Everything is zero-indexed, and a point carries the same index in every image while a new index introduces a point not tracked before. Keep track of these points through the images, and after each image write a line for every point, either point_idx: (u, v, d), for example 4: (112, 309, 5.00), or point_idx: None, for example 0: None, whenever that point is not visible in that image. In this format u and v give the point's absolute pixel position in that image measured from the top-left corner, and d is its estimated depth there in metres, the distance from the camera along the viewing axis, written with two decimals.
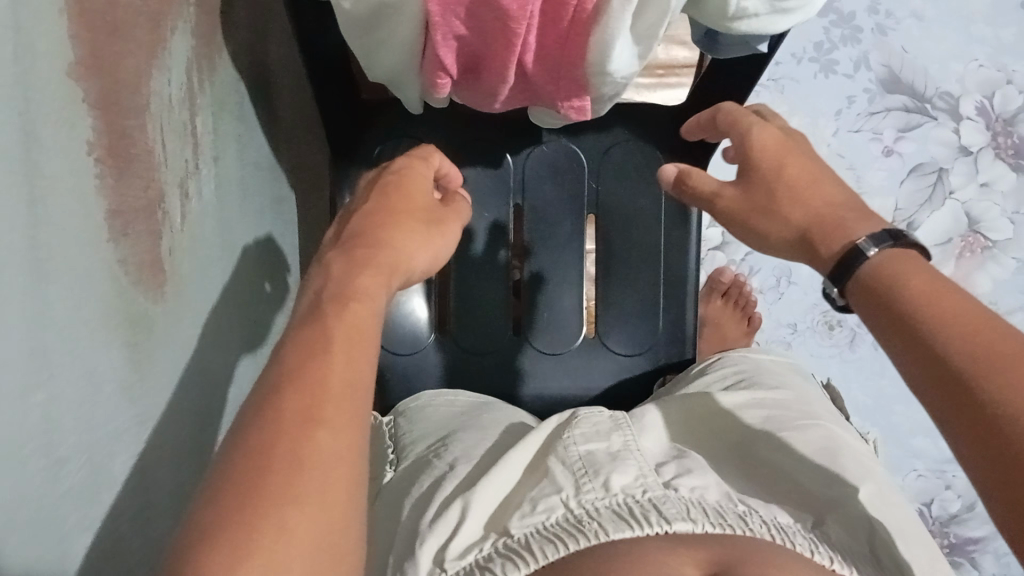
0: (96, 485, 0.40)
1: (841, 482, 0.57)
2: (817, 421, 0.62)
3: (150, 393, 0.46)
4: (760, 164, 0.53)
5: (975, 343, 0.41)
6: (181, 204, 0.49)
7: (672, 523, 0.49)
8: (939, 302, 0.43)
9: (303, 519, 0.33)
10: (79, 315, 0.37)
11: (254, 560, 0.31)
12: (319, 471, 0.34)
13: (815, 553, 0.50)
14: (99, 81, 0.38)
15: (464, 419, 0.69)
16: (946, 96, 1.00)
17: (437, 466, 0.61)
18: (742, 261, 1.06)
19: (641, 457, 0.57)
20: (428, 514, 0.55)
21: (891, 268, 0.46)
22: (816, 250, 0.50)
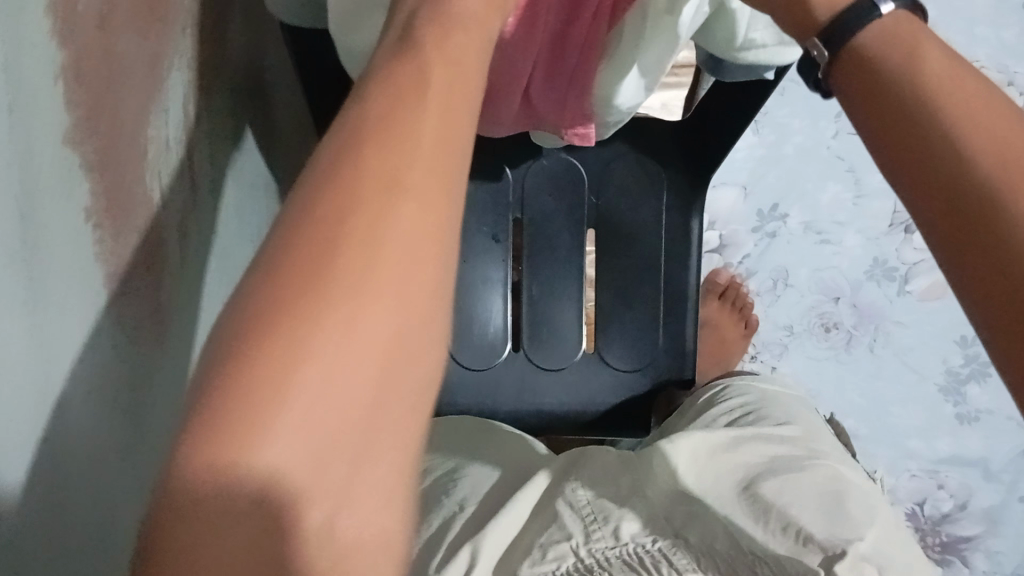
0: (89, 539, 0.40)
1: (848, 511, 0.55)
2: (825, 460, 0.61)
3: (148, 438, 0.46)
4: None
5: (1001, 136, 0.32)
6: (177, 242, 0.48)
7: (683, 573, 0.51)
8: (935, 91, 0.33)
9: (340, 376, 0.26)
10: (73, 382, 0.36)
11: (302, 369, 0.26)
12: (364, 310, 0.27)
13: None
14: (98, 137, 0.37)
15: (472, 446, 0.70)
16: None
17: (446, 505, 0.61)
18: (739, 264, 1.05)
19: (641, 510, 0.58)
20: (435, 560, 0.56)
21: (893, 42, 0.35)
22: (813, 20, 0.39)
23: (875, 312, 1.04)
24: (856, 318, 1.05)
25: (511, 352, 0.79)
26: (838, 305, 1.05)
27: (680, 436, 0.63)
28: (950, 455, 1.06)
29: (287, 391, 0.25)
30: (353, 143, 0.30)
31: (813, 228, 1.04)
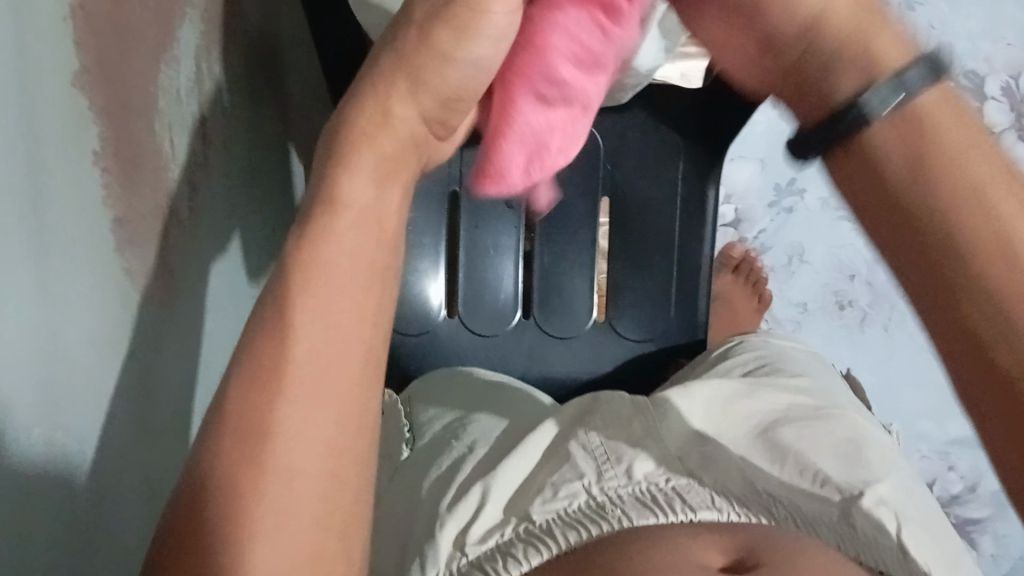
0: (99, 497, 0.39)
1: (865, 462, 0.62)
2: (839, 410, 0.67)
3: (152, 396, 0.45)
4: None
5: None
6: (187, 198, 0.48)
7: (694, 512, 0.57)
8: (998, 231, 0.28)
9: (316, 403, 0.35)
10: (81, 332, 0.36)
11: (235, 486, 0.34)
12: (329, 348, 0.36)
13: (838, 544, 0.58)
14: (105, 86, 0.37)
15: (483, 394, 0.72)
16: (970, 74, 0.99)
17: (456, 447, 0.66)
18: (755, 238, 1.05)
19: (664, 447, 0.64)
20: (447, 497, 0.61)
21: (902, 136, 0.29)
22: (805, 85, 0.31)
23: (890, 291, 1.03)
24: (871, 297, 1.04)
25: (521, 319, 0.79)
26: (853, 282, 1.04)
27: (690, 390, 0.68)
28: (962, 437, 1.06)
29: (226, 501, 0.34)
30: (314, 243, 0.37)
31: (831, 204, 1.03)
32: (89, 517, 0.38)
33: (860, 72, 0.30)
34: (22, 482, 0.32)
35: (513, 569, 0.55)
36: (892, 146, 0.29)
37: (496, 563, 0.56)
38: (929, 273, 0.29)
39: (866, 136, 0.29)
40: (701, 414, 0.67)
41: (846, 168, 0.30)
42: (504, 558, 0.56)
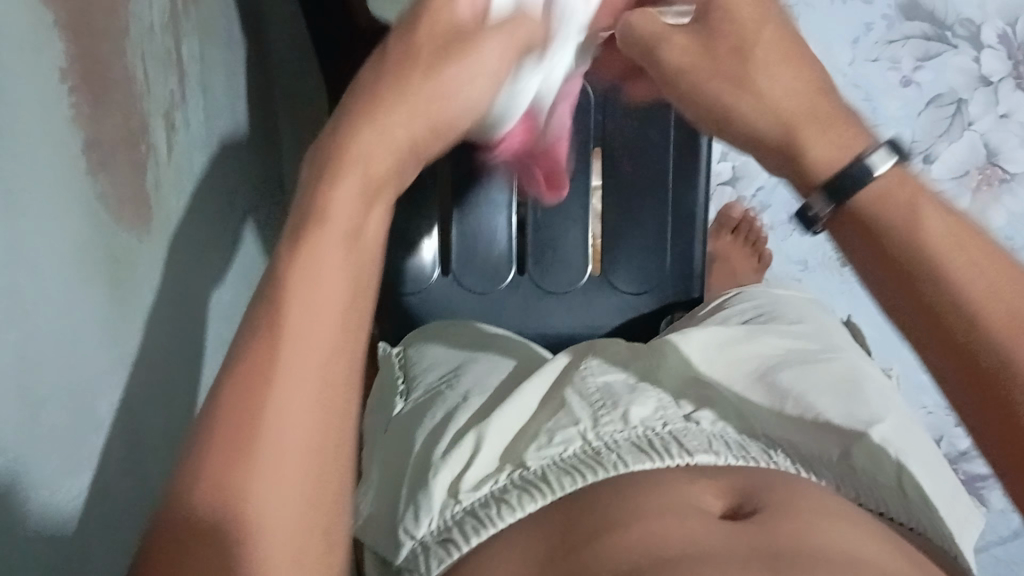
0: (84, 431, 0.38)
1: (866, 403, 0.60)
2: (838, 354, 0.66)
3: (134, 333, 0.44)
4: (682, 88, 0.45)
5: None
6: (165, 136, 0.47)
7: (693, 455, 0.55)
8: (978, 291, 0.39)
9: (316, 355, 0.34)
10: (53, 256, 0.35)
11: (234, 492, 0.32)
12: (334, 298, 0.35)
13: (839, 488, 0.56)
14: (70, 2, 0.36)
15: (476, 348, 0.71)
16: (967, 23, 0.96)
17: (450, 397, 0.65)
18: (753, 196, 1.03)
19: (662, 389, 0.62)
20: (441, 446, 0.60)
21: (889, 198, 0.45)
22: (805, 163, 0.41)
23: None
24: None
25: (515, 275, 0.79)
26: None
27: (689, 333, 0.67)
28: None
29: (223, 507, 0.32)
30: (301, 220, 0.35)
31: None
32: (69, 451, 0.37)
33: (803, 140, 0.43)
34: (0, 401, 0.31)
35: (507, 516, 0.53)
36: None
37: (490, 510, 0.54)
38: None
39: (858, 198, 0.41)
40: (698, 355, 0.65)
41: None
42: (498, 504, 0.54)
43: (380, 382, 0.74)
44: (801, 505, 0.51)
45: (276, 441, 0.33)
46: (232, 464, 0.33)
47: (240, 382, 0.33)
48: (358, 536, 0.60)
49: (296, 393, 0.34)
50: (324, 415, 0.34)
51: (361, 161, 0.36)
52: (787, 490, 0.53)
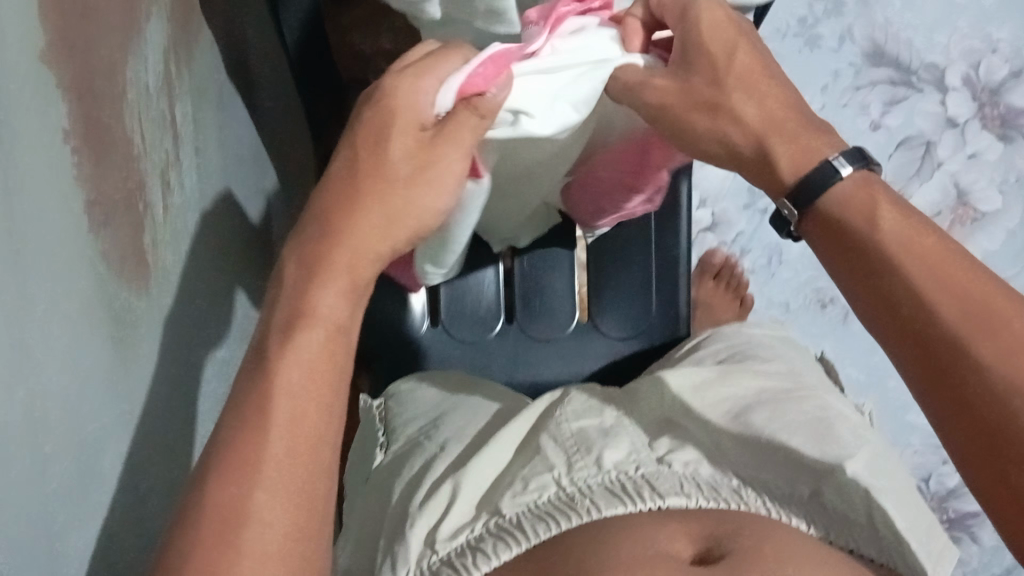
0: (88, 489, 0.39)
1: (837, 439, 0.61)
2: (811, 391, 0.67)
3: (136, 392, 0.44)
4: (734, 71, 0.49)
5: (1000, 344, 0.41)
6: (162, 197, 0.48)
7: (664, 499, 0.55)
8: (949, 284, 0.43)
9: (296, 432, 0.40)
10: (60, 313, 0.36)
11: (236, 521, 0.38)
12: (310, 374, 0.41)
13: (802, 525, 0.57)
14: (72, 66, 0.37)
15: (452, 400, 0.72)
16: (931, 68, 1.00)
17: (428, 447, 0.65)
18: (733, 242, 1.04)
19: (633, 434, 0.63)
20: (418, 496, 0.60)
21: (857, 205, 0.46)
22: (775, 166, 0.49)
23: None
24: None
25: (504, 325, 0.80)
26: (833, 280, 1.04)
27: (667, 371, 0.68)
28: None
29: (220, 543, 0.37)
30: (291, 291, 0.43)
31: None
32: (76, 508, 0.37)
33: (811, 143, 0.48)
34: (9, 452, 0.31)
35: (481, 564, 0.53)
36: (864, 208, 0.46)
37: (466, 558, 0.54)
38: (881, 291, 0.45)
39: (832, 202, 0.47)
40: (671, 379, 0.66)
41: (829, 224, 0.47)
42: (474, 553, 0.54)
43: (363, 434, 0.75)
44: (767, 547, 0.51)
45: (261, 511, 0.38)
46: (223, 527, 0.37)
47: (234, 458, 0.39)
48: None
49: (279, 466, 0.39)
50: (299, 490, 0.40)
51: (341, 263, 0.44)
52: (759, 534, 0.53)
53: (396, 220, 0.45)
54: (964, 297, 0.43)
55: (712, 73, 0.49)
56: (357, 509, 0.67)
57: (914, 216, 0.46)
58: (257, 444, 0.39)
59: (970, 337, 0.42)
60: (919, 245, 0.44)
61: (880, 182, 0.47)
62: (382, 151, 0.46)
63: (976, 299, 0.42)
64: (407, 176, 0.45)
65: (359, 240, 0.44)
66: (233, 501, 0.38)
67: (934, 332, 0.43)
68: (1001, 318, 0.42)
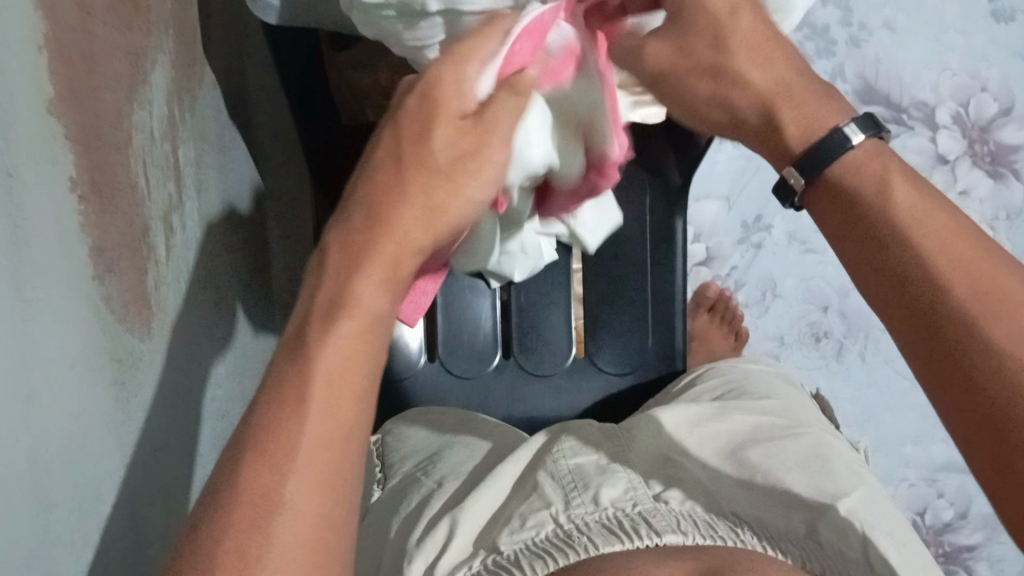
0: (90, 533, 0.39)
1: (832, 479, 0.61)
2: (806, 428, 0.68)
3: (137, 433, 0.45)
4: (737, 35, 0.42)
5: (1014, 333, 0.36)
6: (164, 238, 0.49)
7: (662, 536, 0.55)
8: (962, 264, 0.37)
9: (331, 424, 0.36)
10: (65, 360, 0.36)
11: (265, 516, 0.35)
12: (336, 382, 0.36)
13: (804, 563, 0.56)
14: (79, 116, 0.38)
15: (450, 435, 0.72)
16: (921, 105, 1.02)
17: (426, 483, 0.66)
18: (727, 276, 1.05)
19: (630, 471, 0.64)
20: (416, 531, 0.60)
21: (867, 174, 0.40)
22: (785, 143, 0.42)
23: (863, 320, 1.04)
24: (845, 327, 1.04)
25: (501, 360, 0.81)
26: (827, 314, 1.04)
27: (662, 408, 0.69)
28: (948, 462, 1.05)
29: (236, 546, 0.34)
30: (330, 279, 0.37)
31: (796, 237, 1.04)
32: (78, 552, 0.38)
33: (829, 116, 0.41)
34: (13, 501, 0.32)
35: None
36: (875, 178, 0.39)
37: None
38: (891, 270, 0.39)
39: (841, 172, 0.40)
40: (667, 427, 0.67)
41: (834, 192, 0.41)
42: None
43: None
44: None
45: (290, 506, 0.35)
46: (253, 515, 0.35)
47: (265, 447, 0.35)
48: None
49: (313, 457, 0.36)
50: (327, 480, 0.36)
51: (382, 252, 0.37)
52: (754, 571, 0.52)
53: (442, 208, 0.38)
54: (981, 279, 0.37)
55: (712, 37, 0.42)
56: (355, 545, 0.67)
57: (927, 187, 0.39)
58: (292, 431, 0.35)
59: (987, 325, 0.36)
60: (933, 221, 0.38)
61: (891, 150, 0.41)
62: (427, 129, 0.39)
63: (993, 282, 0.37)
64: (448, 168, 0.38)
65: (399, 225, 0.38)
66: (266, 489, 0.35)
67: (944, 314, 0.37)
68: (1017, 304, 0.36)
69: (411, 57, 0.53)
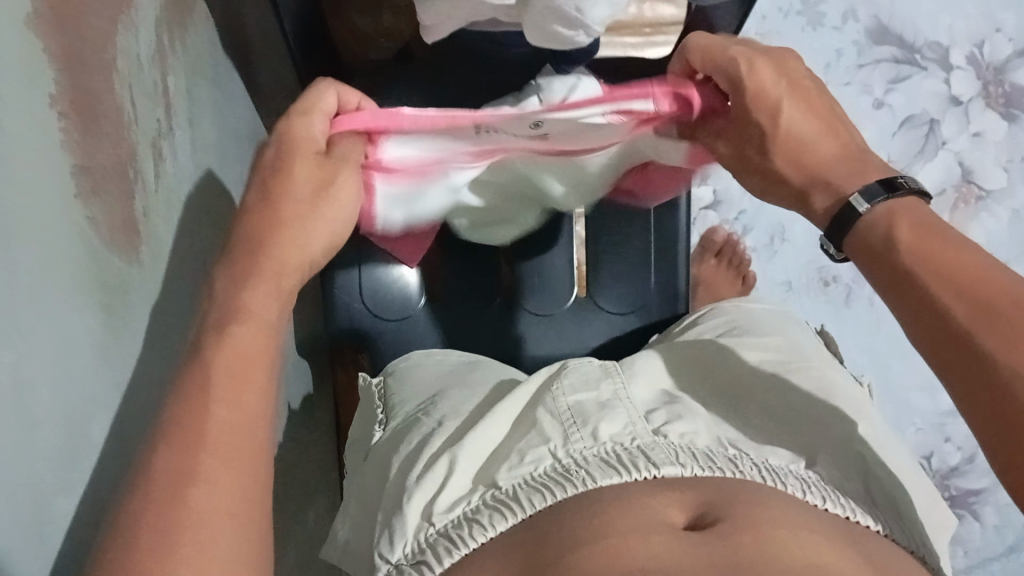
0: (77, 451, 0.39)
1: (840, 416, 0.62)
2: (809, 363, 0.68)
3: (126, 357, 0.45)
4: (788, 135, 0.53)
5: (1004, 335, 0.43)
6: (154, 166, 0.48)
7: (660, 468, 0.55)
8: (963, 285, 0.45)
9: (240, 410, 0.41)
10: (47, 277, 0.36)
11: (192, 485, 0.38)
12: (238, 375, 0.42)
13: (804, 492, 0.55)
14: (61, 34, 0.38)
15: (452, 378, 0.72)
16: (935, 46, 1.00)
17: (427, 423, 0.65)
18: (736, 220, 1.04)
19: (630, 406, 0.62)
20: (417, 469, 0.60)
21: (880, 228, 0.50)
22: (807, 202, 0.54)
23: None
24: (853, 273, 1.04)
25: (502, 300, 0.81)
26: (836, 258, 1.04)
27: (654, 354, 0.71)
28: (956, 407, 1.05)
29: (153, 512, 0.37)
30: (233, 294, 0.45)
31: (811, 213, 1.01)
32: (62, 471, 0.38)
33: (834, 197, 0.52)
34: None
35: (477, 535, 0.53)
36: (884, 227, 0.49)
37: (462, 529, 0.54)
38: (910, 298, 0.47)
39: (862, 225, 0.51)
40: (664, 376, 0.69)
41: (857, 244, 0.51)
42: (470, 524, 0.54)
43: (364, 411, 0.75)
44: (765, 517, 0.50)
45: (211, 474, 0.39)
46: (175, 486, 0.38)
47: (178, 427, 0.39)
48: (341, 562, 0.65)
49: (224, 437, 0.40)
50: (242, 457, 0.40)
51: (266, 276, 0.46)
52: (750, 500, 0.52)
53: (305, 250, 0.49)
54: (974, 295, 0.45)
55: (766, 133, 0.54)
56: (359, 487, 0.67)
57: (933, 225, 0.48)
58: (202, 415, 0.40)
59: (981, 332, 0.44)
60: (935, 253, 0.47)
61: (915, 202, 0.50)
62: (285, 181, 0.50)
63: (986, 295, 0.44)
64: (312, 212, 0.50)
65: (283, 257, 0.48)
66: (182, 468, 0.38)
67: (946, 327, 0.45)
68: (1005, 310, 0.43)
69: None
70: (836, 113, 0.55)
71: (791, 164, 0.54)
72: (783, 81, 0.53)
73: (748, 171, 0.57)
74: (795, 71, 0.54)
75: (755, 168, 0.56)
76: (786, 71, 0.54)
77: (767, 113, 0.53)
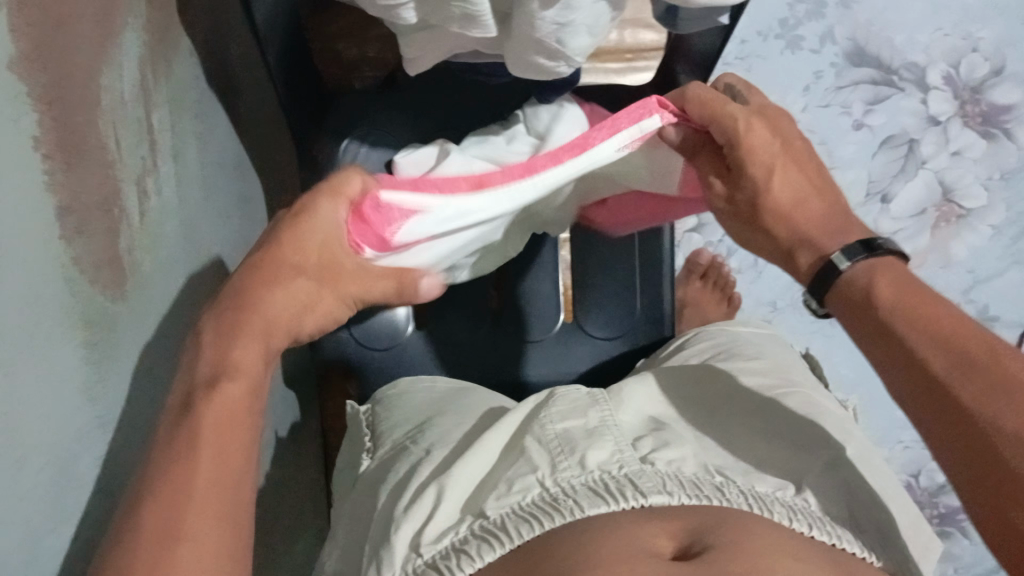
0: (63, 492, 0.39)
1: (826, 441, 0.62)
2: (796, 387, 0.68)
3: (113, 395, 0.45)
4: (778, 199, 0.54)
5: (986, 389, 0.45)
6: (139, 203, 0.48)
7: (647, 497, 0.54)
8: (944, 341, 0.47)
9: (222, 465, 0.43)
10: (31, 318, 0.36)
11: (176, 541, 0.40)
12: (224, 432, 0.44)
13: (789, 521, 0.54)
14: (44, 75, 0.38)
15: (440, 406, 0.71)
16: (912, 67, 1.01)
17: (415, 452, 0.65)
18: (719, 243, 1.04)
19: (618, 433, 0.62)
20: (404, 499, 0.59)
21: (859, 285, 0.51)
22: (794, 257, 0.55)
23: None
24: None
25: (490, 326, 0.81)
26: None
27: (644, 379, 0.70)
28: None
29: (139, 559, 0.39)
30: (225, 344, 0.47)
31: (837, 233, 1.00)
32: (49, 512, 0.38)
33: (817, 253, 0.53)
34: None
35: (465, 566, 0.53)
36: (864, 284, 0.51)
37: (450, 560, 0.53)
38: (891, 350, 0.49)
39: (842, 280, 0.52)
40: (657, 399, 0.69)
41: (838, 300, 0.53)
42: (458, 555, 0.54)
43: (352, 439, 0.75)
44: (750, 544, 0.50)
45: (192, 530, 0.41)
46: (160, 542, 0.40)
47: (164, 480, 0.42)
48: None
49: (207, 493, 0.42)
50: (221, 512, 0.42)
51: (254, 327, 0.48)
52: (737, 526, 0.52)
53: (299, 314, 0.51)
54: (954, 350, 0.46)
55: (755, 194, 0.55)
56: (346, 517, 0.67)
57: (911, 283, 0.50)
58: (187, 470, 0.42)
59: (962, 386, 0.45)
60: (915, 310, 0.48)
61: (891, 261, 0.52)
62: (294, 251, 0.51)
63: (965, 350, 0.46)
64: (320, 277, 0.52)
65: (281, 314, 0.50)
66: (169, 523, 0.40)
67: (928, 378, 0.47)
68: (984, 364, 0.45)
69: (386, 17, 0.53)
70: (824, 172, 0.57)
71: (780, 225, 0.55)
72: (778, 142, 0.54)
73: (739, 229, 0.58)
74: (789, 132, 0.55)
75: (742, 220, 0.57)
76: (778, 132, 0.55)
77: (762, 173, 0.54)
